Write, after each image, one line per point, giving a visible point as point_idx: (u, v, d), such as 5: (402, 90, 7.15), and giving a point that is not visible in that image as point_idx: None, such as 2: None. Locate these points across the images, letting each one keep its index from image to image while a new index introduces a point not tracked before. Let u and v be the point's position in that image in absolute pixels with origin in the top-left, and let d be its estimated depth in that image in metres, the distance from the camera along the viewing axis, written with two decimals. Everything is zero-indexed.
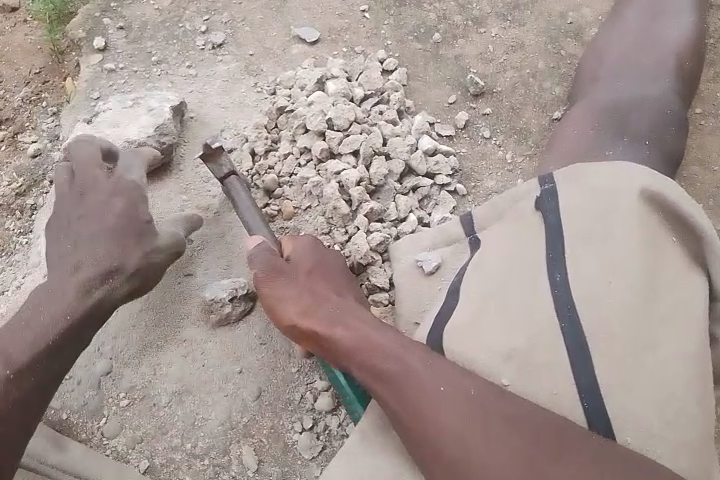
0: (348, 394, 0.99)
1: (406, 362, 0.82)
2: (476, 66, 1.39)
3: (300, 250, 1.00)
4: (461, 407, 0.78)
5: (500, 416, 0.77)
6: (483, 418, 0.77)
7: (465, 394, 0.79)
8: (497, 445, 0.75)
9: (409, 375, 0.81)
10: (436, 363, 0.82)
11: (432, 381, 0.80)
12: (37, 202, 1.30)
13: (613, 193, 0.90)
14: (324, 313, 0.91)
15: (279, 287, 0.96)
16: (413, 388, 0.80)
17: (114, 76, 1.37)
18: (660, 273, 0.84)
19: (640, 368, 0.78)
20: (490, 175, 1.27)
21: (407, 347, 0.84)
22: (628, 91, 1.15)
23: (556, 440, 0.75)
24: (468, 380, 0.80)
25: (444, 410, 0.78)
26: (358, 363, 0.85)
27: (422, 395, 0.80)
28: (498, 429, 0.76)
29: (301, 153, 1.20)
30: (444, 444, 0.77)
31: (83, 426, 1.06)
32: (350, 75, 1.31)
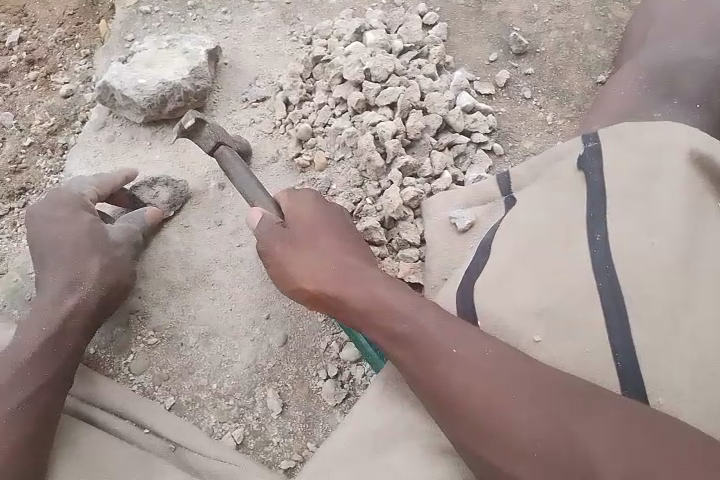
0: (371, 352, 1.00)
1: (416, 322, 0.81)
2: (519, 24, 1.34)
3: (307, 211, 0.96)
4: (481, 369, 0.76)
5: (524, 380, 0.74)
6: (505, 381, 0.74)
7: (481, 355, 0.77)
8: (522, 409, 0.72)
9: (424, 335, 0.80)
10: (450, 323, 0.80)
11: (450, 341, 0.79)
12: (68, 142, 1.29)
13: (661, 152, 0.86)
14: (334, 275, 0.88)
15: (289, 251, 0.92)
16: (427, 350, 0.79)
17: (148, 19, 1.35)
18: (706, 234, 0.81)
19: (683, 330, 0.75)
20: (529, 135, 1.24)
21: (419, 305, 0.82)
22: (681, 53, 1.10)
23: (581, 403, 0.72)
24: (484, 341, 0.78)
25: (462, 372, 0.76)
26: (370, 326, 0.84)
27: (436, 357, 0.78)
28: (522, 391, 0.73)
29: (336, 104, 1.18)
30: (464, 407, 0.75)
31: (110, 361, 1.08)
32: (389, 27, 1.27)
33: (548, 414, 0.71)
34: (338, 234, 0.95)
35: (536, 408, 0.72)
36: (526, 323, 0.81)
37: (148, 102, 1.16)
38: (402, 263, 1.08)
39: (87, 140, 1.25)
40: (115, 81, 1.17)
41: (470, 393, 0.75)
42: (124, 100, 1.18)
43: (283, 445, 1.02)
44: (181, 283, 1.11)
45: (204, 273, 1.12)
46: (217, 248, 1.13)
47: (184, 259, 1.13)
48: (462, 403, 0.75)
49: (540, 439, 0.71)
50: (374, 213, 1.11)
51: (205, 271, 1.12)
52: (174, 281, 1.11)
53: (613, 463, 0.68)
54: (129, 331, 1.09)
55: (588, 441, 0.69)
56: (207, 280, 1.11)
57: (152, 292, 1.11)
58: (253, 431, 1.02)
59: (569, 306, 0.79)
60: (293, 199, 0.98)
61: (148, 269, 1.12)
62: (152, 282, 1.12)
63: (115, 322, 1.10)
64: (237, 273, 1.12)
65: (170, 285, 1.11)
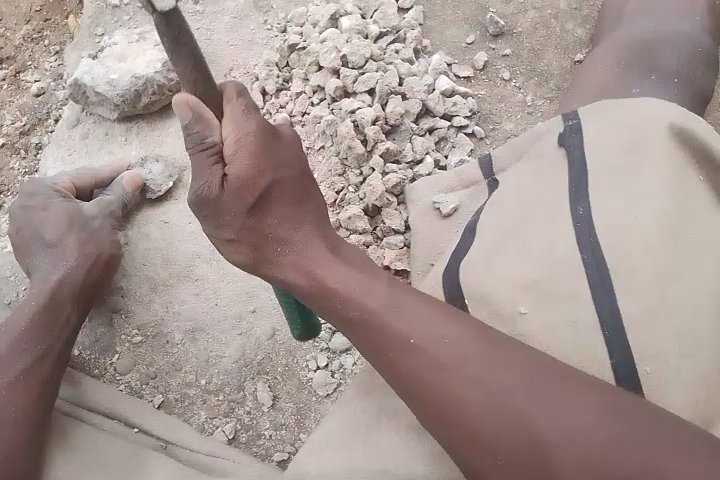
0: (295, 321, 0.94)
1: (371, 303, 0.76)
2: (496, 5, 1.33)
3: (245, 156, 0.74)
4: (434, 350, 0.72)
5: (478, 360, 0.71)
6: (459, 362, 0.71)
7: (444, 340, 0.72)
8: (476, 392, 0.69)
9: (377, 319, 0.75)
10: (397, 303, 0.76)
11: (403, 325, 0.74)
12: (42, 141, 1.27)
13: (641, 128, 0.86)
14: (286, 250, 0.80)
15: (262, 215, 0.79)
16: (387, 335, 0.74)
17: (118, 13, 1.32)
18: (688, 208, 0.81)
19: (667, 300, 0.75)
20: (510, 117, 1.23)
21: (369, 285, 0.77)
22: (656, 28, 1.10)
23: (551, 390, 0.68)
24: (448, 326, 0.73)
25: (422, 360, 0.72)
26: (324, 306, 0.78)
27: (396, 342, 0.74)
28: (486, 380, 0.70)
29: (314, 92, 1.17)
30: (419, 392, 0.72)
31: (96, 361, 1.06)
32: (365, 12, 1.25)
33: (504, 397, 0.68)
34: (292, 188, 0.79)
35: (492, 390, 0.69)
36: (513, 300, 0.80)
37: (121, 97, 1.14)
38: (387, 250, 1.09)
39: (60, 138, 1.22)
40: (87, 77, 1.15)
41: (425, 377, 0.72)
42: (97, 97, 1.15)
43: (275, 438, 1.01)
44: (164, 280, 1.10)
45: (187, 269, 1.10)
46: (200, 243, 1.12)
47: (167, 255, 1.11)
48: (419, 389, 0.72)
49: (495, 424, 0.68)
50: (357, 201, 1.10)
51: (189, 266, 1.10)
52: (157, 279, 1.10)
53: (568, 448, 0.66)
54: (112, 330, 1.08)
55: (543, 425, 0.67)
56: (191, 275, 1.10)
57: (134, 291, 1.09)
58: (245, 425, 1.02)
59: (556, 281, 0.79)
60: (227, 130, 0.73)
61: (130, 266, 1.11)
62: (134, 280, 1.10)
63: (98, 322, 1.08)
64: (221, 268, 1.10)
65: (152, 282, 1.10)
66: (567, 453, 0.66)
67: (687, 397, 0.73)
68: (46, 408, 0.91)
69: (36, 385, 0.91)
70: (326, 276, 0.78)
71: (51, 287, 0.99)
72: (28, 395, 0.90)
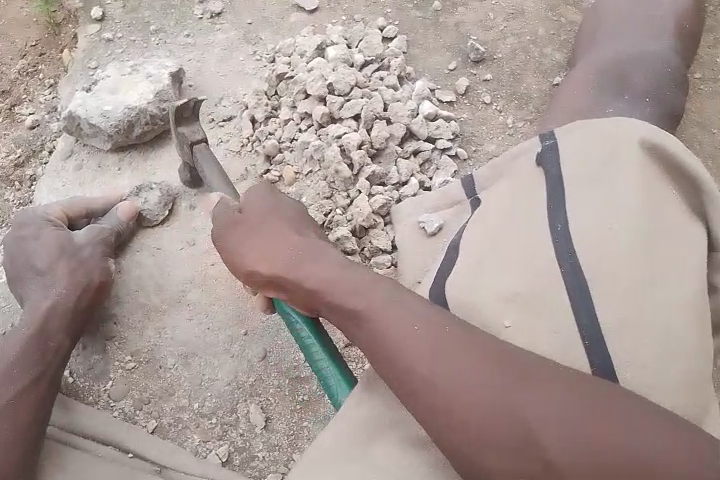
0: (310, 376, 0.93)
1: (369, 297, 0.78)
2: (476, 33, 1.38)
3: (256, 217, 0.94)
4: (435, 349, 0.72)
5: (476, 360, 0.70)
6: (461, 360, 0.71)
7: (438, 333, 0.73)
8: (476, 388, 0.69)
9: (375, 314, 0.76)
10: (394, 303, 0.77)
11: (398, 320, 0.75)
12: (36, 173, 1.30)
13: (613, 143, 0.90)
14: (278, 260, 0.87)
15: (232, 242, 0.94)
16: (381, 330, 0.75)
17: (112, 47, 1.36)
18: (661, 219, 0.85)
19: (644, 308, 0.78)
20: (492, 139, 1.27)
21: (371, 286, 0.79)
22: (629, 51, 1.15)
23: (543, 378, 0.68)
24: (442, 320, 0.74)
25: (415, 354, 0.72)
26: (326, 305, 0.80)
27: (391, 337, 0.74)
28: (478, 371, 0.70)
29: (301, 118, 1.20)
30: (420, 391, 0.71)
31: (90, 388, 1.07)
32: (350, 42, 1.30)
33: (505, 393, 0.68)
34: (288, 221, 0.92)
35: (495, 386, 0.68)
36: (496, 315, 0.83)
37: (115, 128, 1.17)
38: (375, 270, 1.11)
39: (55, 168, 1.25)
40: (81, 110, 1.18)
41: (426, 375, 0.71)
42: (92, 128, 1.19)
43: (268, 459, 1.02)
44: (157, 305, 1.12)
45: (179, 294, 1.12)
46: (191, 269, 1.14)
47: (159, 281, 1.13)
48: (414, 384, 0.72)
49: (498, 422, 0.67)
50: (345, 223, 1.13)
51: (181, 291, 1.12)
52: (150, 304, 1.12)
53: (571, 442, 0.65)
54: (106, 357, 1.09)
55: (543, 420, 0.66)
56: (183, 300, 1.12)
57: (127, 317, 1.11)
58: (238, 447, 1.03)
59: (539, 292, 0.82)
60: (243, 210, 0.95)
61: (123, 292, 1.13)
62: (126, 307, 1.12)
63: (92, 349, 1.10)
64: (213, 292, 1.12)
65: (146, 308, 1.12)
66: (566, 453, 0.65)
67: (659, 401, 0.76)
68: (40, 432, 0.92)
69: (30, 409, 0.92)
70: (323, 276, 0.82)
71: (44, 314, 1.01)
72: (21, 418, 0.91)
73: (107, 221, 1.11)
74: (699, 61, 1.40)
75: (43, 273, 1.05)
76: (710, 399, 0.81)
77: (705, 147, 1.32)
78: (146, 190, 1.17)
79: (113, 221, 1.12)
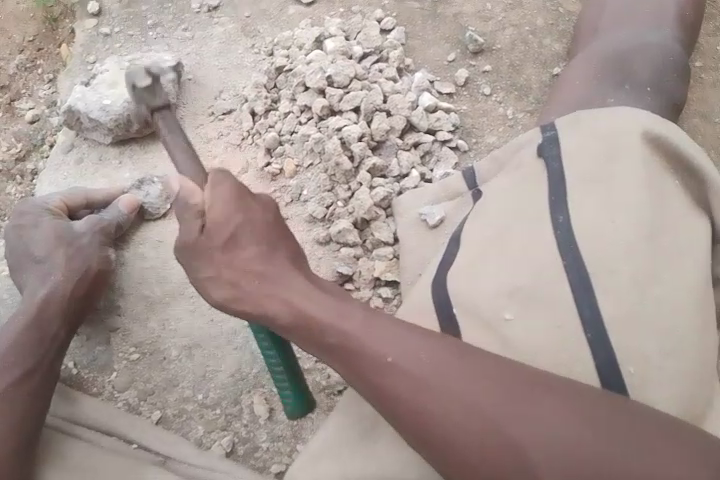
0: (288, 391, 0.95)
1: (347, 326, 0.77)
2: (475, 24, 1.38)
3: (223, 210, 0.82)
4: (419, 375, 0.73)
5: (462, 383, 0.71)
6: (445, 384, 0.72)
7: (425, 357, 0.73)
8: (464, 412, 0.70)
9: (359, 342, 0.76)
10: (375, 326, 0.76)
11: (382, 346, 0.75)
12: (37, 167, 1.31)
13: (615, 135, 0.90)
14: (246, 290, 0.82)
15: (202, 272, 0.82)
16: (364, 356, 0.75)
17: (110, 41, 1.36)
18: (664, 211, 0.85)
19: (646, 300, 0.79)
20: (492, 130, 1.27)
21: (345, 310, 0.79)
22: (629, 41, 1.15)
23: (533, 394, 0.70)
24: (426, 342, 0.74)
25: (403, 380, 0.73)
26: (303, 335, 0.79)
27: (377, 365, 0.74)
28: (468, 392, 0.71)
29: (301, 112, 1.20)
30: (407, 416, 0.72)
31: (94, 380, 1.08)
32: (348, 34, 1.29)
33: (493, 414, 0.69)
34: (258, 233, 0.84)
35: (483, 409, 0.70)
36: (498, 304, 0.83)
37: (115, 122, 1.17)
38: (377, 262, 1.12)
39: (55, 162, 1.25)
40: (80, 104, 1.18)
41: (412, 401, 0.72)
42: (92, 122, 1.19)
43: (272, 449, 1.03)
44: (160, 298, 1.12)
45: (182, 286, 1.13)
46: None
47: (161, 274, 1.14)
48: (407, 409, 0.72)
49: (485, 443, 0.69)
50: (346, 215, 1.14)
51: (183, 283, 1.13)
52: (153, 296, 1.12)
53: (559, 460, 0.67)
54: (110, 348, 1.10)
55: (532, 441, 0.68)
56: (185, 293, 1.12)
57: (130, 309, 1.12)
58: (242, 438, 1.03)
59: (541, 283, 0.82)
60: (213, 208, 0.82)
61: (125, 285, 1.13)
62: (130, 300, 1.12)
63: (97, 341, 1.11)
64: None
65: (149, 300, 1.12)
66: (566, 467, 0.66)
67: (663, 390, 0.77)
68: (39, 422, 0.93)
69: (30, 400, 0.93)
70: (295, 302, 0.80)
71: (43, 308, 1.01)
72: (20, 408, 0.92)
73: (107, 212, 1.11)
74: (698, 50, 1.40)
75: (42, 261, 1.05)
76: (710, 388, 0.83)
77: (705, 137, 1.32)
78: (148, 182, 1.16)
79: (113, 212, 1.11)
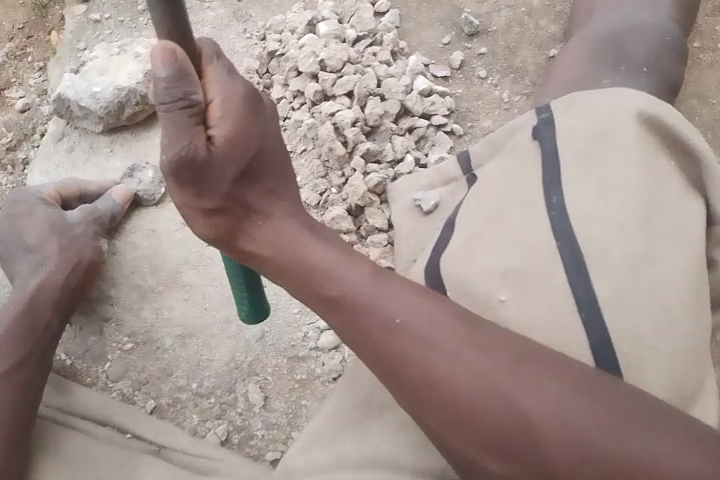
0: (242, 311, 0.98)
1: (357, 286, 0.74)
2: (470, 5, 1.35)
3: (236, 135, 0.71)
4: (424, 341, 0.70)
5: (467, 345, 0.70)
6: (455, 352, 0.69)
7: (430, 326, 0.71)
8: (472, 379, 0.68)
9: (365, 303, 0.73)
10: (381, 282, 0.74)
11: (387, 310, 0.72)
12: (28, 156, 1.30)
13: (610, 114, 0.88)
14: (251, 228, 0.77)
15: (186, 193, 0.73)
16: (369, 317, 0.73)
17: (99, 27, 1.35)
18: (659, 192, 0.84)
19: (640, 281, 0.78)
20: (487, 113, 1.26)
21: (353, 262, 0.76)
22: (625, 21, 1.13)
23: (537, 369, 0.68)
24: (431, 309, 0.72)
25: (406, 346, 0.70)
26: (305, 288, 0.76)
27: (380, 327, 0.72)
28: (472, 363, 0.69)
29: (294, 97, 1.19)
30: (407, 381, 0.70)
31: (88, 370, 1.08)
32: (341, 17, 1.27)
33: (496, 376, 0.68)
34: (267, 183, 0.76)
35: (486, 376, 0.68)
36: (492, 287, 0.83)
37: (105, 109, 1.16)
38: (372, 248, 1.11)
39: (45, 151, 1.24)
40: (69, 91, 1.17)
41: (414, 359, 0.70)
42: (81, 110, 1.18)
43: (267, 437, 1.02)
44: (152, 287, 1.11)
45: (175, 276, 1.12)
46: (186, 250, 1.13)
47: (153, 264, 1.13)
48: (407, 375, 0.70)
49: (491, 415, 0.67)
50: (340, 202, 1.13)
51: (176, 273, 1.12)
52: (145, 286, 1.12)
53: (555, 426, 0.65)
54: (104, 338, 1.09)
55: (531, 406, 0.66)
56: (179, 281, 1.11)
57: (124, 299, 1.11)
58: (237, 426, 1.03)
59: (535, 265, 0.81)
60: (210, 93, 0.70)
61: (118, 275, 1.13)
62: (123, 289, 1.12)
63: (89, 331, 1.10)
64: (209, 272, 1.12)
65: (141, 289, 1.11)
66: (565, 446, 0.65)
67: (656, 373, 0.77)
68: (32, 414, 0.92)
69: (26, 390, 0.93)
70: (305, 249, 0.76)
71: (34, 298, 1.00)
72: (14, 398, 0.91)
73: (102, 202, 1.11)
74: (696, 30, 1.38)
75: (34, 249, 1.04)
76: (705, 369, 0.81)
77: (704, 119, 1.31)
78: (140, 169, 1.17)
79: (109, 202, 1.11)
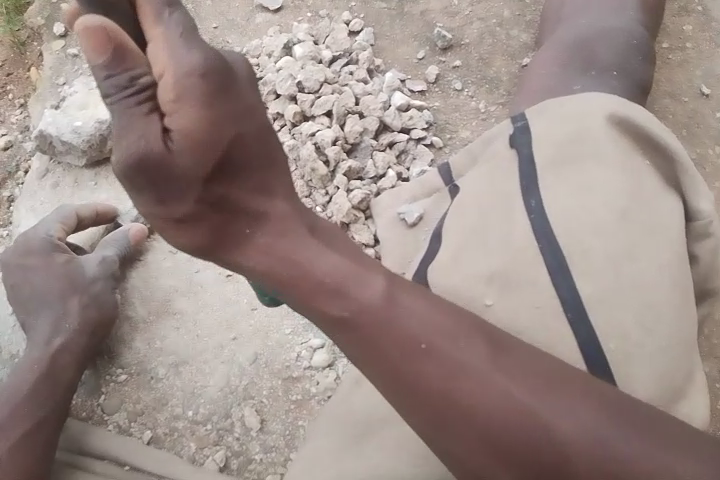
0: None
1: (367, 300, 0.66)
2: (442, 20, 1.38)
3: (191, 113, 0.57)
4: (443, 355, 0.65)
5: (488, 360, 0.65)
6: (475, 367, 0.65)
7: (447, 339, 0.66)
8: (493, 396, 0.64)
9: (377, 317, 0.66)
10: (399, 302, 0.67)
11: (402, 325, 0.66)
12: (13, 194, 1.30)
13: (583, 117, 0.90)
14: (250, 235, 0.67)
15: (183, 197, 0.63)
16: (381, 329, 0.65)
17: (78, 61, 1.36)
18: (637, 190, 0.86)
19: (622, 277, 0.80)
20: (465, 125, 1.28)
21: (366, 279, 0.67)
22: (593, 27, 1.15)
23: (553, 380, 0.65)
24: (448, 321, 0.67)
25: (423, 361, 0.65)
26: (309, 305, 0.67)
27: (393, 339, 0.65)
28: (493, 378, 0.64)
29: (274, 119, 1.21)
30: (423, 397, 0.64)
31: (83, 404, 1.08)
32: (316, 39, 1.30)
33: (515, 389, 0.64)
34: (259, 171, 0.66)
35: (504, 390, 0.64)
36: (478, 290, 0.83)
37: (87, 143, 1.17)
38: None
39: (30, 188, 1.25)
40: (51, 128, 1.18)
41: (432, 374, 0.64)
42: (64, 145, 1.18)
43: (266, 461, 1.02)
44: (144, 317, 1.12)
45: (166, 303, 1.13)
46: (175, 278, 1.14)
47: (143, 296, 1.14)
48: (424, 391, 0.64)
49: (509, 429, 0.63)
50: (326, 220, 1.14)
51: (167, 300, 1.13)
52: (136, 316, 1.12)
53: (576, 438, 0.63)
54: (97, 372, 1.09)
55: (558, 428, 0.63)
56: (169, 309, 1.12)
57: (117, 331, 1.11)
58: (235, 451, 1.03)
59: (517, 269, 0.82)
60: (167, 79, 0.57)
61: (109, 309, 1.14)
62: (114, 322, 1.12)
63: None
64: (200, 299, 1.12)
65: (133, 320, 1.12)
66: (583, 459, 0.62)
67: (644, 370, 0.77)
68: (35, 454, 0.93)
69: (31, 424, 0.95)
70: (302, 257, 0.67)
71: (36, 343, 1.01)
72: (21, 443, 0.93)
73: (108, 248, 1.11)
74: (664, 31, 1.41)
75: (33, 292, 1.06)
76: (694, 363, 0.82)
77: (678, 117, 1.34)
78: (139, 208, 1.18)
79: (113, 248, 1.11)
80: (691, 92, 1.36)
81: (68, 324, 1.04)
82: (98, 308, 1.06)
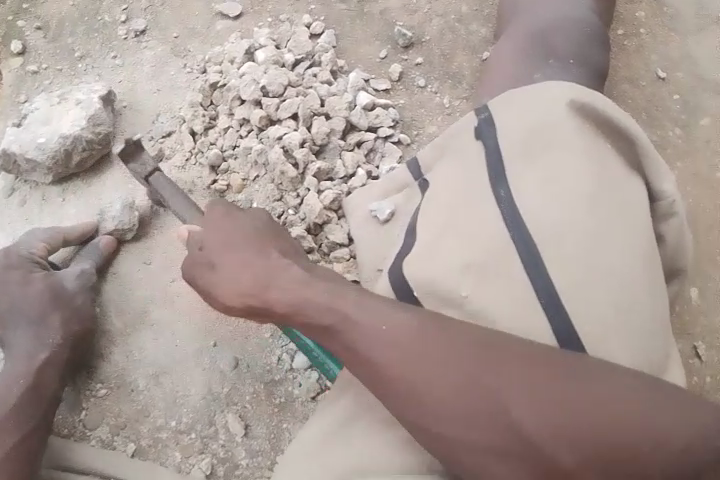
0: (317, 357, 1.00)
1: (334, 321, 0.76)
2: (402, 18, 1.39)
3: None
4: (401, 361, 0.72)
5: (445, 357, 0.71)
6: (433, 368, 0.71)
7: (404, 346, 0.73)
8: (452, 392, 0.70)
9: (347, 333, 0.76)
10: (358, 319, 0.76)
11: (363, 341, 0.74)
12: None
13: (546, 107, 0.92)
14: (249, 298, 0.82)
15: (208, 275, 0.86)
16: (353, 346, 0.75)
17: (38, 78, 1.34)
18: (602, 174, 0.88)
19: (593, 260, 0.81)
20: (431, 120, 1.30)
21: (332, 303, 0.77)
22: (549, 18, 1.17)
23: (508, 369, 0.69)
24: (404, 328, 0.74)
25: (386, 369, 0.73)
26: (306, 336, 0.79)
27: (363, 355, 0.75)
28: (450, 375, 0.71)
29: (241, 125, 1.20)
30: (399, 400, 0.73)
31: (64, 421, 1.06)
32: (278, 43, 1.30)
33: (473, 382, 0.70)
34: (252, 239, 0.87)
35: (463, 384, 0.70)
36: (453, 282, 0.84)
37: (52, 159, 1.16)
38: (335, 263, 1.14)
39: None
40: (15, 145, 1.16)
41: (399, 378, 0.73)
42: (28, 162, 1.17)
43: (253, 465, 1.03)
44: (120, 330, 1.11)
45: (142, 316, 1.11)
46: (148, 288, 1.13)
47: (118, 309, 1.12)
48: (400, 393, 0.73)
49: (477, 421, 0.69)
50: (299, 222, 1.15)
51: (143, 313, 1.11)
52: (112, 330, 1.11)
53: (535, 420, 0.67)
54: (76, 388, 1.08)
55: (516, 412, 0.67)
56: (146, 320, 1.11)
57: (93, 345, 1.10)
58: (221, 458, 1.03)
59: (491, 259, 0.83)
60: None
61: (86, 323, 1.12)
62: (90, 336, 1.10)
63: None
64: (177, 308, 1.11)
65: (110, 333, 1.11)
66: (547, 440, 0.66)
67: (622, 350, 0.79)
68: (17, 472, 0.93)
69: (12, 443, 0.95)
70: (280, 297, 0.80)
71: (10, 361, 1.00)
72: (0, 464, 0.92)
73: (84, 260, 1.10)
74: (619, 18, 1.44)
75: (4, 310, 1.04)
76: (667, 339, 0.84)
77: (636, 101, 1.37)
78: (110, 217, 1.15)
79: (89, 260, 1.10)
80: (648, 77, 1.39)
81: (43, 342, 1.02)
82: (73, 323, 1.05)
